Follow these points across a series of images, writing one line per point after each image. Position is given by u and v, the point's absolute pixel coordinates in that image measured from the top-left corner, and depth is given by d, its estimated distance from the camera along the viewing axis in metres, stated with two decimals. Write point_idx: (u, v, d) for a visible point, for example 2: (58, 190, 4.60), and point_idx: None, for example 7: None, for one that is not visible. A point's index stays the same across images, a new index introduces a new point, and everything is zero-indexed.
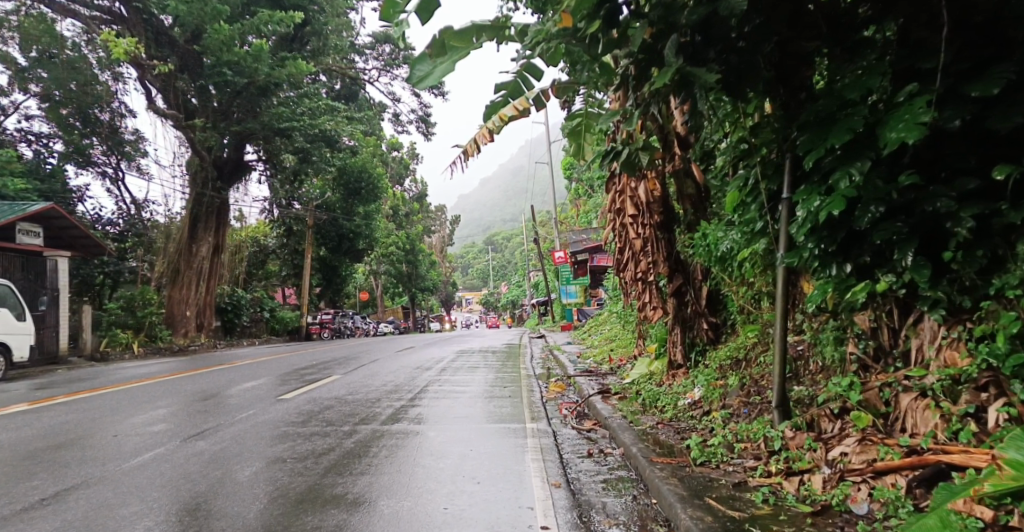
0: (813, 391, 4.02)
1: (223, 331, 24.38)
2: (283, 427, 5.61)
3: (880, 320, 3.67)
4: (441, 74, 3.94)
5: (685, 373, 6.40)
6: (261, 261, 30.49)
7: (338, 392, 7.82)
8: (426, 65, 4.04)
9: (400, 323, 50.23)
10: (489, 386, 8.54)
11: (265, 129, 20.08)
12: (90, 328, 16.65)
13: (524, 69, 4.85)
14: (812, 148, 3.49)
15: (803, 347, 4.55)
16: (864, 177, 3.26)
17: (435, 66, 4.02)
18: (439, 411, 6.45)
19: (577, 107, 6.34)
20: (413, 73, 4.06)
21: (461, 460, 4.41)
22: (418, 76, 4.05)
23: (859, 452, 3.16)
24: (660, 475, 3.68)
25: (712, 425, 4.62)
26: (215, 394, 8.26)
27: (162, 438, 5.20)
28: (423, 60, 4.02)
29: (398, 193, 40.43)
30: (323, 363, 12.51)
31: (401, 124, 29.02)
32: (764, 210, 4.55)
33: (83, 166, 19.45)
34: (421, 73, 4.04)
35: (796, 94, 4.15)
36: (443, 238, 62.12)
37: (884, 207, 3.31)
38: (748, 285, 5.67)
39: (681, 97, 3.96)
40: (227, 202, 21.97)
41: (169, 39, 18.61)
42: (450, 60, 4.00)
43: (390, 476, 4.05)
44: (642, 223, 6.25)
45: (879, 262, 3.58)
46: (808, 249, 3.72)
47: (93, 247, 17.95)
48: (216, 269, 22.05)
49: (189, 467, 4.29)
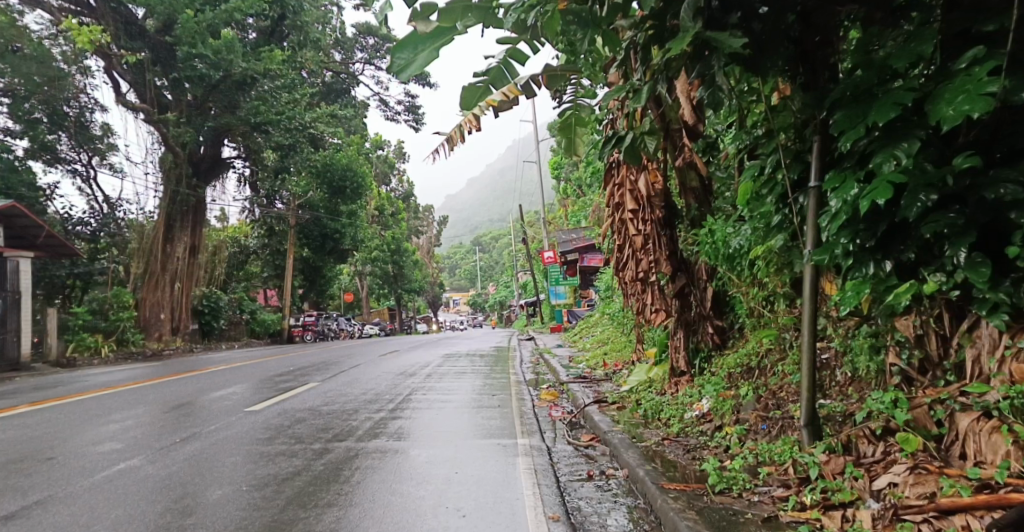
0: (846, 407, 3.54)
1: (201, 335, 23.61)
2: (247, 445, 5.04)
3: (928, 326, 3.17)
4: (423, 65, 3.70)
5: (689, 381, 5.91)
6: (242, 262, 29.68)
7: (314, 402, 7.26)
8: (407, 53, 3.69)
9: (385, 325, 49.43)
10: (476, 394, 8.03)
11: (241, 124, 19.27)
12: (55, 332, 15.94)
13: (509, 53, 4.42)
14: (851, 127, 3.03)
15: (831, 355, 4.07)
16: (914, 160, 2.81)
17: (418, 54, 3.71)
18: (422, 424, 5.90)
19: (564, 103, 5.98)
20: (391, 61, 3.72)
21: (445, 487, 3.88)
22: (398, 64, 3.72)
23: (913, 483, 2.66)
24: (674, 506, 3.18)
25: (726, 443, 4.15)
26: (183, 403, 7.67)
27: (110, 460, 4.62)
28: (404, 47, 3.68)
29: (384, 193, 39.83)
30: (301, 368, 11.90)
31: (390, 116, 28.52)
32: (783, 204, 4.11)
33: (51, 164, 18.55)
34: (401, 62, 3.71)
35: (819, 73, 3.63)
36: (429, 240, 61.45)
37: (937, 195, 2.84)
38: (759, 285, 5.21)
39: (696, 71, 3.47)
40: (204, 200, 21.26)
41: (140, 30, 17.92)
42: (433, 49, 3.69)
43: (362, 508, 3.51)
44: (642, 219, 5.69)
45: (925, 259, 3.11)
46: (840, 244, 3.25)
47: (59, 248, 17.19)
48: (192, 270, 21.30)
49: (129, 501, 3.70)
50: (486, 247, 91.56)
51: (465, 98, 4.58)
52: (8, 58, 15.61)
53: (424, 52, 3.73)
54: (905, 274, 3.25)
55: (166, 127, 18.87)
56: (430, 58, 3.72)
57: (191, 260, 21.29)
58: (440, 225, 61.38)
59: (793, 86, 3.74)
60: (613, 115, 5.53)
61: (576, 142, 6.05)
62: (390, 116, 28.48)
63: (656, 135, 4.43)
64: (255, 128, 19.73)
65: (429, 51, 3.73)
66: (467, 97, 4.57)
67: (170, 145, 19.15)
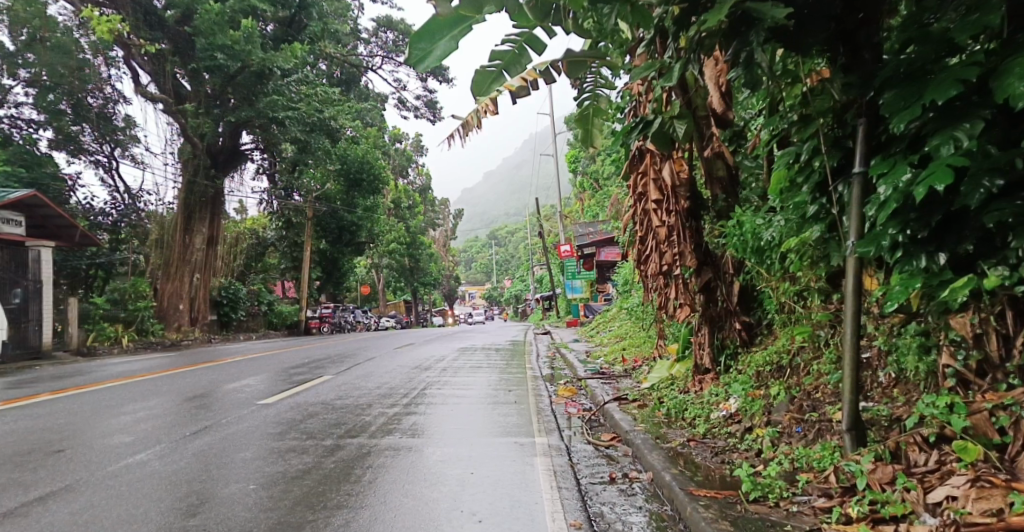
0: (892, 411, 3.28)
1: (218, 326, 23.72)
2: (257, 440, 4.90)
3: (987, 324, 2.88)
4: (443, 55, 3.57)
5: (715, 379, 5.64)
6: (259, 254, 29.74)
7: (327, 396, 7.11)
8: (427, 42, 3.55)
9: (402, 317, 49.55)
10: (491, 389, 7.84)
11: (259, 117, 19.15)
12: (76, 321, 16.01)
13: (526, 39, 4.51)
14: (904, 108, 2.79)
15: (872, 354, 3.79)
16: (976, 143, 2.56)
17: (437, 43, 3.59)
18: (437, 420, 5.73)
19: (582, 90, 5.84)
20: (410, 51, 3.58)
21: (460, 489, 3.69)
22: (417, 55, 3.58)
23: (976, 498, 2.41)
24: (706, 515, 2.95)
25: (758, 446, 3.91)
26: (198, 395, 7.58)
27: (118, 454, 4.51)
28: (422, 37, 3.51)
29: (400, 185, 39.71)
30: (316, 361, 11.82)
31: (409, 112, 28.26)
32: (819, 194, 3.87)
33: (75, 155, 18.52)
34: (420, 53, 3.56)
35: (860, 54, 3.35)
36: (445, 233, 61.33)
37: (1002, 180, 2.59)
38: (791, 280, 4.92)
39: (732, 48, 3.24)
40: (221, 192, 21.28)
41: (158, 20, 18.00)
42: (453, 38, 3.55)
43: (373, 510, 3.34)
44: (666, 210, 5.44)
45: (985, 252, 2.85)
46: (888, 235, 2.98)
47: (81, 239, 17.31)
48: (209, 262, 21.38)
49: (131, 499, 3.55)
50: (503, 240, 91.19)
51: (477, 81, 4.72)
52: (34, 46, 15.75)
53: (442, 42, 3.59)
54: (960, 269, 2.98)
55: (184, 118, 18.87)
56: (449, 49, 3.59)
57: (209, 250, 21.31)
58: (456, 219, 61.32)
59: (832, 68, 3.47)
60: (639, 102, 5.36)
61: (593, 134, 6.00)
62: (408, 112, 28.24)
63: (686, 120, 4.24)
64: (272, 121, 19.47)
65: (448, 40, 3.58)
66: (479, 81, 4.73)
67: (188, 136, 19.15)
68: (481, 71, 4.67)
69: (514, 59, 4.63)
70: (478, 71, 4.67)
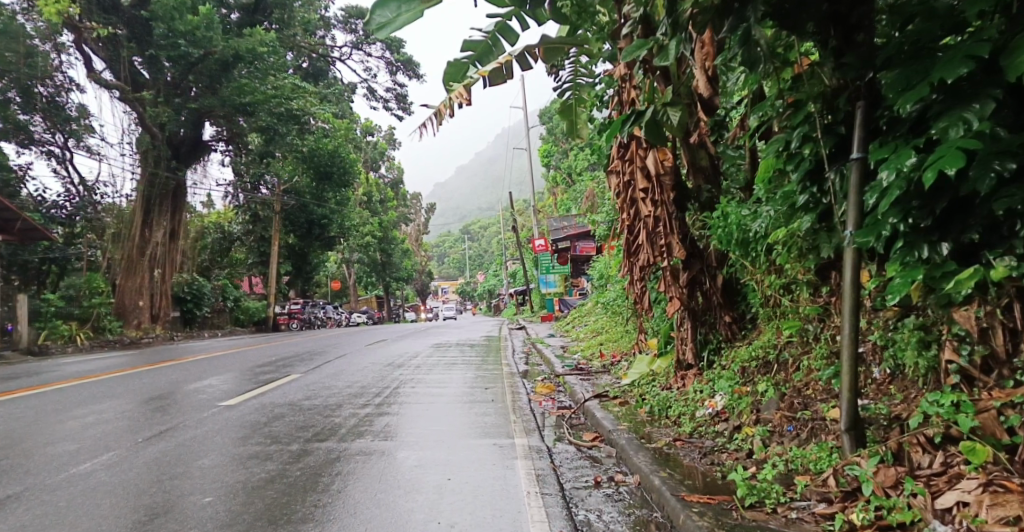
0: (892, 410, 3.13)
1: (182, 322, 22.98)
2: (215, 447, 4.56)
3: (993, 318, 2.72)
4: (406, 25, 3.55)
5: (698, 374, 5.47)
6: (225, 249, 28.97)
7: (294, 396, 6.77)
8: (390, 11, 3.52)
9: (374, 313, 48.87)
10: (467, 387, 7.59)
11: (223, 106, 18.63)
12: (26, 319, 15.28)
13: (497, 30, 4.84)
14: (909, 89, 2.63)
15: (865, 348, 3.66)
16: (988, 124, 2.40)
17: (400, 13, 3.54)
18: (410, 421, 5.46)
19: (561, 80, 5.69)
20: (371, 16, 3.54)
21: (437, 498, 3.44)
22: (378, 21, 3.54)
23: (990, 504, 2.25)
24: (702, 524, 2.75)
25: (749, 447, 3.74)
26: (156, 396, 7.16)
27: (59, 464, 4.13)
28: (387, 4, 3.50)
29: (371, 179, 39.07)
30: (284, 359, 11.41)
31: (378, 105, 27.69)
32: (811, 184, 3.70)
33: (25, 145, 17.81)
34: (382, 20, 3.53)
35: (853, 36, 3.08)
36: (418, 228, 60.66)
37: (1014, 164, 2.44)
38: (777, 273, 4.76)
39: (728, 24, 2.98)
40: (183, 183, 20.54)
41: (113, 4, 17.15)
42: (416, 9, 3.51)
43: (341, 524, 3.07)
44: (652, 200, 5.24)
45: (991, 241, 2.72)
46: (890, 223, 2.82)
47: (32, 234, 16.50)
48: (171, 255, 20.48)
49: (67, 516, 3.20)
50: (476, 235, 90.77)
51: (449, 71, 5.00)
52: None
53: (407, 11, 3.55)
54: (964, 259, 2.84)
55: (142, 107, 18.07)
56: (411, 17, 3.55)
57: (171, 244, 20.55)
58: (428, 213, 60.74)
59: (823, 52, 3.23)
60: (625, 93, 5.17)
61: (578, 126, 5.74)
62: (378, 104, 27.66)
63: (680, 107, 4.07)
64: (240, 110, 19.13)
65: (412, 11, 3.55)
66: (452, 71, 4.99)
67: (147, 125, 18.33)
68: (453, 61, 4.95)
69: (486, 50, 4.97)
70: (451, 60, 4.96)
